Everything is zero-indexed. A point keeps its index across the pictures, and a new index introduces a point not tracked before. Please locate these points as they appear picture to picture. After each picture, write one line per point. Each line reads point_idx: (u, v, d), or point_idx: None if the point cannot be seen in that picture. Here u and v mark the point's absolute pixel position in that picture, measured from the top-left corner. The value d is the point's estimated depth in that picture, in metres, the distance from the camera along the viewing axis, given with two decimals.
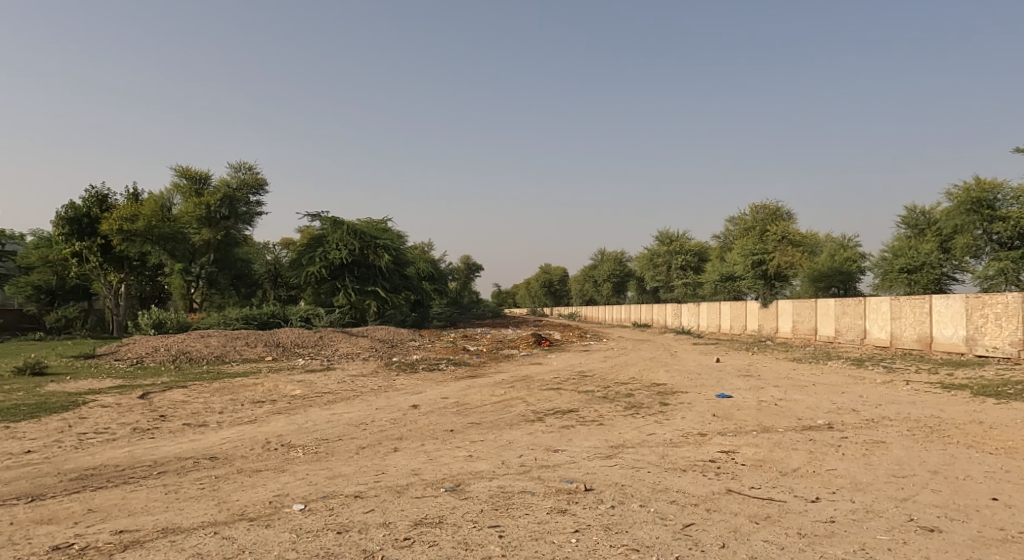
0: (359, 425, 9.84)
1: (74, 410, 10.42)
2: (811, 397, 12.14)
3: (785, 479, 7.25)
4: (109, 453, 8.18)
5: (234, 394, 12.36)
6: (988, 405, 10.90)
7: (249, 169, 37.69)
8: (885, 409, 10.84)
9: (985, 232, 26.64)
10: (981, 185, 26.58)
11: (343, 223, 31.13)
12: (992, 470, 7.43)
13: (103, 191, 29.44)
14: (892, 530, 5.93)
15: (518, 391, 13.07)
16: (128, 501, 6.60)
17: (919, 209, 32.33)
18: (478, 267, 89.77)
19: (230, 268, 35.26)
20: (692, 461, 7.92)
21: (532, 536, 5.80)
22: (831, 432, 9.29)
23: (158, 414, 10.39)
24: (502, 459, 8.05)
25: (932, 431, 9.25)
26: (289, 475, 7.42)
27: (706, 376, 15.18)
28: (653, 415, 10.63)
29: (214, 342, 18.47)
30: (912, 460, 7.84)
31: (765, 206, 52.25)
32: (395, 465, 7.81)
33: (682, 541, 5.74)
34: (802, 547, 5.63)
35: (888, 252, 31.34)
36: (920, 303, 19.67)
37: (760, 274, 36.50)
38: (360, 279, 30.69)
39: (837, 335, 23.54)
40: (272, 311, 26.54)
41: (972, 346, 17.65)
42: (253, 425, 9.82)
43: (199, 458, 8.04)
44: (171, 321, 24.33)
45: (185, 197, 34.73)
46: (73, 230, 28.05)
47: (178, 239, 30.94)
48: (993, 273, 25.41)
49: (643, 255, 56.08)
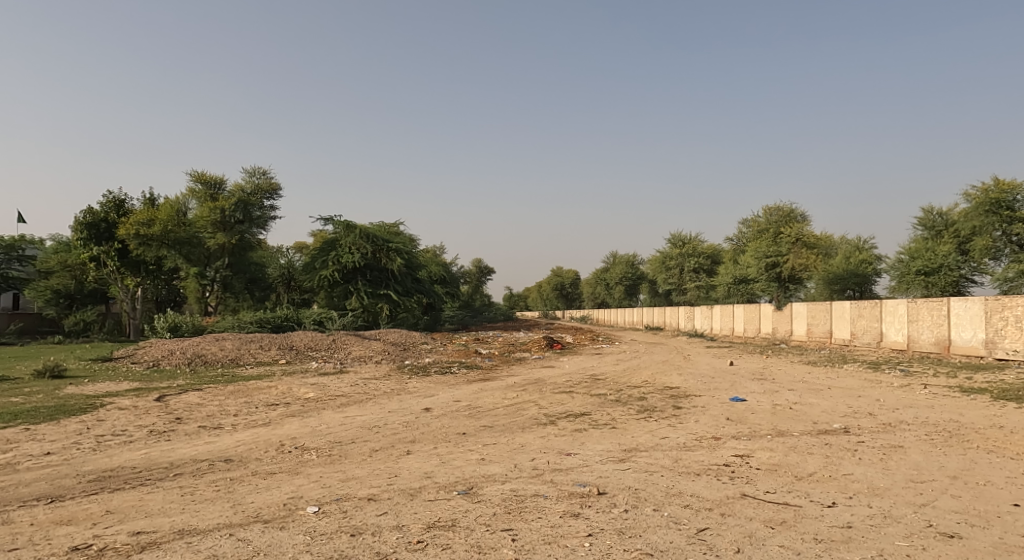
0: (372, 428, 9.87)
1: (91, 412, 10.53)
2: (826, 401, 12.01)
3: (800, 483, 7.18)
4: (127, 456, 8.26)
5: (248, 397, 12.41)
6: (1009, 410, 10.76)
7: (263, 175, 38.45)
8: (903, 413, 10.71)
9: (1005, 233, 26.33)
10: (1000, 186, 26.26)
11: (356, 226, 31.19)
12: (1013, 475, 7.33)
13: (120, 196, 29.67)
14: (911, 536, 5.85)
15: (530, 395, 13.00)
16: (145, 503, 6.66)
17: (937, 211, 31.82)
18: (489, 271, 90.36)
19: (245, 271, 35.45)
20: (706, 465, 7.87)
21: (546, 540, 5.78)
22: (848, 436, 9.19)
23: (173, 417, 10.49)
24: (515, 462, 8.03)
25: (952, 435, 9.13)
26: (303, 477, 7.46)
27: (720, 380, 15.05)
28: (667, 418, 10.57)
29: (228, 346, 18.58)
30: (931, 465, 7.75)
31: (779, 208, 51.76)
32: (408, 468, 7.83)
33: (697, 545, 5.71)
34: (818, 553, 5.57)
35: (905, 253, 30.95)
36: (939, 307, 19.41)
37: (774, 276, 36.46)
38: (373, 282, 30.90)
39: (852, 338, 23.34)
40: (286, 314, 26.73)
41: (992, 349, 17.40)
42: (267, 428, 9.87)
43: (215, 460, 8.11)
44: (186, 325, 24.68)
45: (200, 202, 35.43)
46: (91, 234, 28.23)
47: (194, 243, 31.86)
48: (1014, 274, 25.05)
49: (655, 258, 55.97)
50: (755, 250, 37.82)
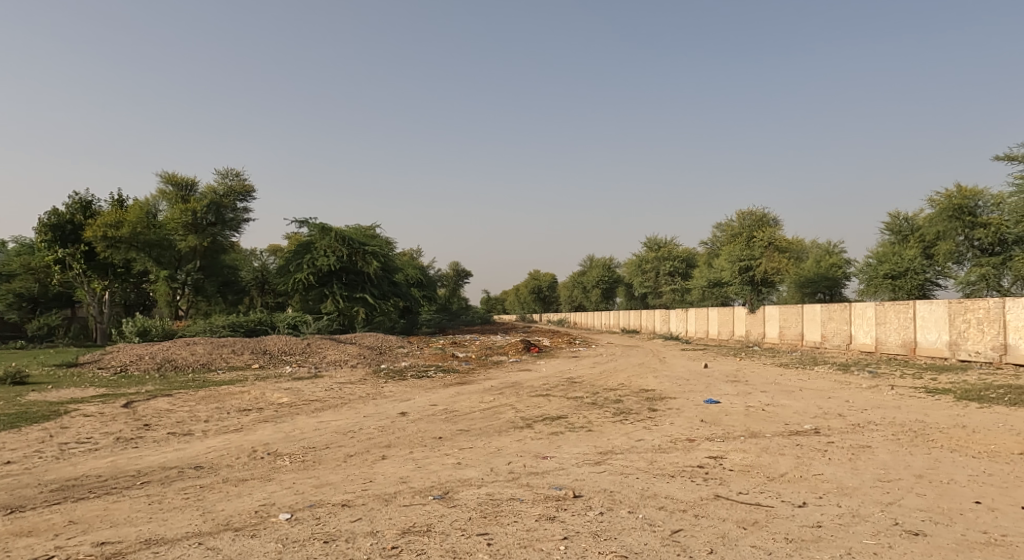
0: (347, 433, 9.78)
1: (55, 419, 10.27)
2: (798, 402, 12.22)
3: (772, 484, 7.28)
4: (92, 463, 8.08)
5: (220, 403, 12.20)
6: (971, 409, 11.05)
7: (236, 176, 38.00)
8: (871, 414, 10.94)
9: (967, 238, 27.08)
10: (962, 192, 27.01)
11: (332, 230, 30.96)
12: (975, 473, 7.52)
13: (87, 197, 29.21)
14: (878, 535, 5.96)
15: (506, 398, 13.00)
16: (111, 512, 6.51)
17: (903, 216, 32.50)
18: (465, 275, 90.11)
19: (217, 275, 35.03)
20: (681, 467, 7.96)
21: (521, 544, 5.78)
22: (818, 437, 9.36)
23: (141, 423, 10.27)
24: (491, 466, 8.03)
25: (918, 435, 9.34)
26: (276, 483, 7.36)
27: (695, 382, 15.20)
28: (642, 421, 10.65)
29: (199, 350, 18.27)
30: (897, 464, 7.91)
31: (752, 212, 52.50)
32: (383, 473, 7.76)
33: (670, 547, 5.75)
34: (789, 552, 5.65)
35: (872, 258, 31.64)
36: (905, 309, 19.87)
37: (747, 279, 36.96)
38: (348, 285, 30.73)
39: (823, 340, 23.73)
40: (259, 318, 26.38)
41: (956, 351, 17.85)
42: (239, 434, 9.74)
43: (185, 467, 7.97)
44: (156, 329, 24.25)
45: (171, 203, 34.94)
46: (56, 236, 27.55)
47: (164, 246, 31.23)
48: (976, 278, 25.82)
49: (632, 261, 56.45)
50: (728, 254, 38.14)
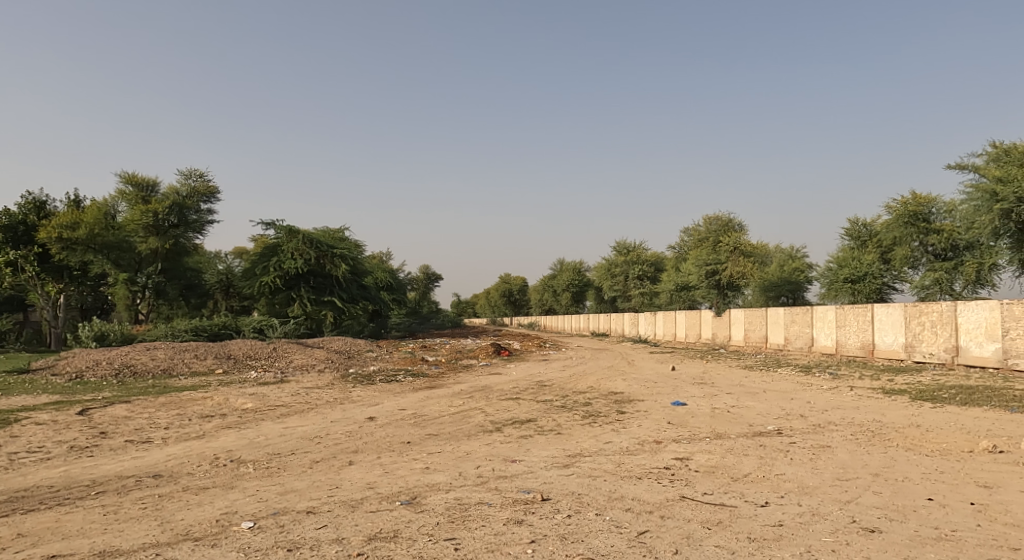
0: (313, 439, 9.64)
1: (5, 428, 9.89)
2: (762, 404, 12.45)
3: (736, 484, 7.40)
4: (43, 473, 7.81)
5: (182, 409, 11.92)
6: (924, 409, 11.40)
7: (200, 177, 37.20)
8: (831, 414, 11.20)
9: (922, 244, 27.91)
10: (917, 199, 27.81)
11: (298, 232, 30.46)
12: (928, 471, 7.75)
13: (41, 198, 28.37)
14: (836, 532, 6.10)
15: (476, 402, 12.94)
16: (63, 523, 6.31)
17: (862, 222, 33.32)
18: (435, 278, 89.53)
19: (180, 277, 34.18)
20: (648, 469, 8.02)
21: (488, 548, 5.76)
22: (781, 438, 9.53)
23: (97, 431, 9.97)
24: (459, 470, 7.99)
25: (875, 435, 9.58)
26: (238, 491, 7.21)
27: (662, 385, 15.38)
28: (610, 423, 10.72)
29: (160, 355, 17.82)
30: (855, 463, 8.10)
31: (718, 218, 53.52)
32: (349, 479, 7.67)
33: (636, 548, 5.79)
34: (751, 551, 5.74)
35: (833, 262, 32.41)
36: (863, 312, 20.40)
37: (713, 283, 37.57)
38: (316, 289, 30.40)
39: (786, 343, 24.24)
40: (224, 322, 25.80)
41: (911, 352, 18.41)
42: (201, 441, 9.51)
43: (143, 476, 7.76)
44: (114, 333, 23.58)
45: (131, 204, 34.10)
46: (8, 237, 26.67)
47: (123, 248, 30.98)
48: (930, 283, 26.71)
49: (602, 265, 56.91)
50: (695, 258, 38.67)
